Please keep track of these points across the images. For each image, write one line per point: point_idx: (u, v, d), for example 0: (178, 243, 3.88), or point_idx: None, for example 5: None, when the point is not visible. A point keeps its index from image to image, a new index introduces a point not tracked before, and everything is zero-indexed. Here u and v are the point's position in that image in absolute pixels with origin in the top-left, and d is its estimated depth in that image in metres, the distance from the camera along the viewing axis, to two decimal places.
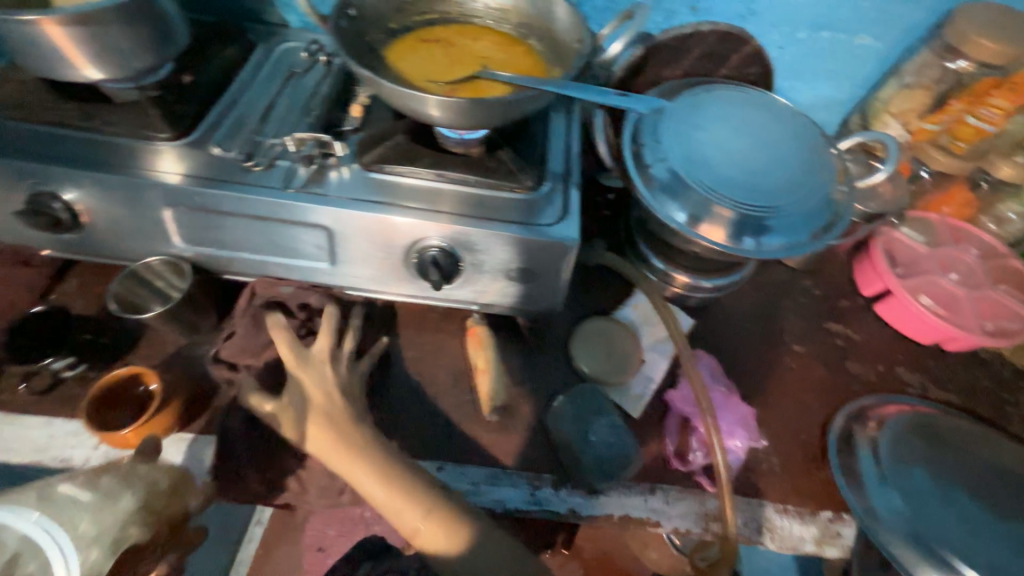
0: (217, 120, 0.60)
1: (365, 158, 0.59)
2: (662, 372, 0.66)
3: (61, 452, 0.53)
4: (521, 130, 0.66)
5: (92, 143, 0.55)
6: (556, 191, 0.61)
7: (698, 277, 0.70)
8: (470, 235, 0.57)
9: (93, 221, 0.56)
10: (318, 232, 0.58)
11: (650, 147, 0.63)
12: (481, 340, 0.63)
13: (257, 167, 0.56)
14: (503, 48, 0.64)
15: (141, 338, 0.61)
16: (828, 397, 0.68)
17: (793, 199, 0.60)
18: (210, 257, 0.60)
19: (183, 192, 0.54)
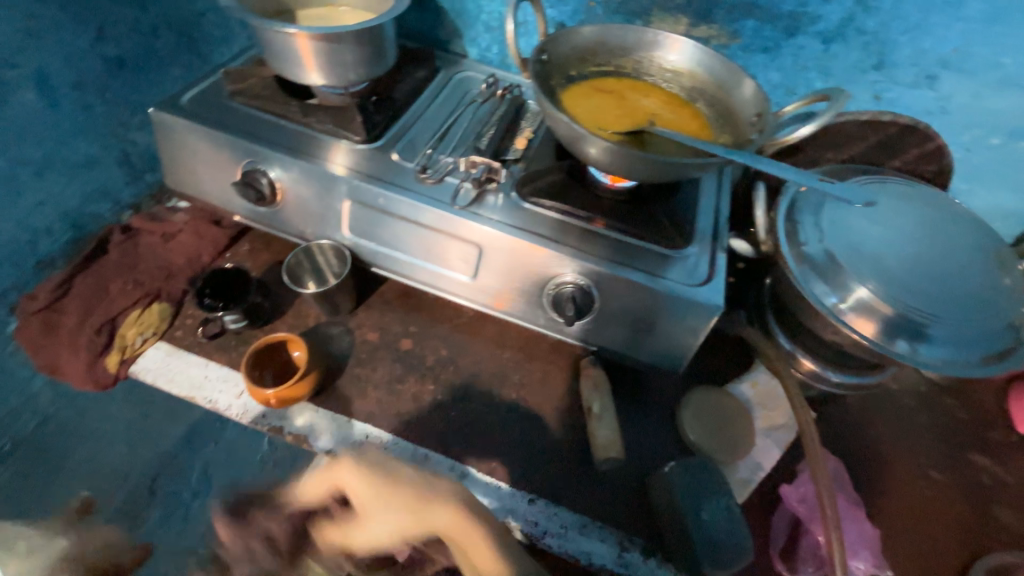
0: (400, 132, 0.68)
1: (524, 187, 0.62)
2: (774, 462, 0.62)
3: (211, 393, 0.60)
4: (672, 188, 0.66)
5: (304, 135, 0.64)
6: (700, 254, 0.61)
7: (827, 368, 0.66)
8: (613, 279, 0.58)
9: (284, 200, 0.65)
10: (467, 246, 0.61)
11: (807, 226, 0.61)
12: (597, 383, 0.62)
13: (429, 179, 0.62)
14: (672, 108, 0.66)
15: (289, 307, 0.68)
16: (965, 540, 0.60)
17: (966, 312, 0.55)
18: (364, 249, 0.65)
19: (366, 189, 0.61)
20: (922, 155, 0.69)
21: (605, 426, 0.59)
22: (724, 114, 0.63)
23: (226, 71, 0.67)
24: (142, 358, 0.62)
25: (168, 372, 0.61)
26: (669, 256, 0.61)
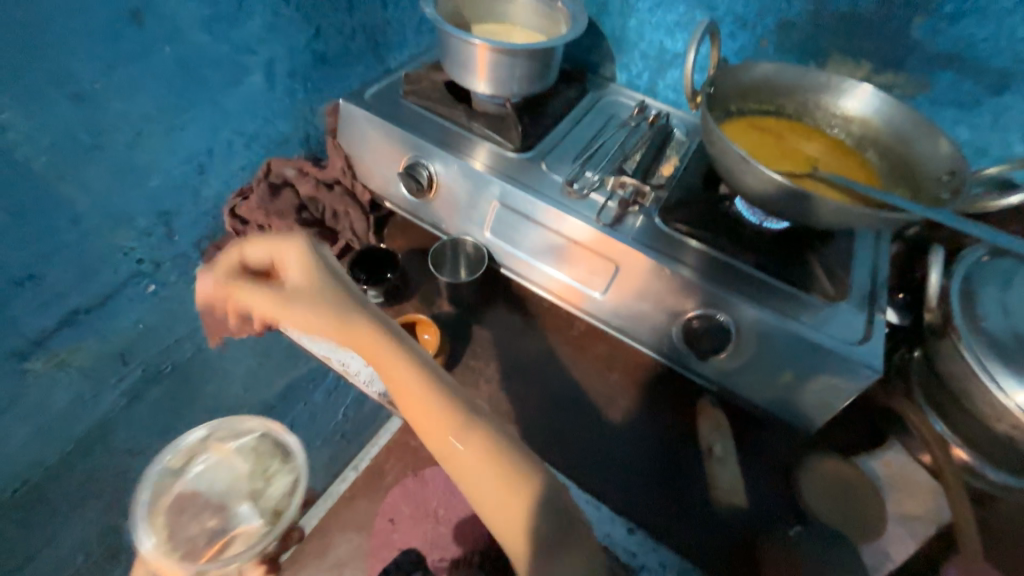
0: (551, 144, 0.71)
1: (669, 214, 0.62)
2: (906, 556, 0.56)
3: (344, 357, 0.66)
4: (825, 236, 0.63)
5: (464, 138, 0.69)
6: (851, 309, 0.57)
7: (982, 460, 0.58)
8: (755, 321, 0.57)
9: (436, 194, 0.70)
10: (604, 262, 0.62)
11: (987, 299, 0.55)
12: (718, 422, 0.61)
13: (576, 192, 0.64)
14: (837, 155, 0.63)
15: (418, 291, 0.73)
16: None
17: None
18: (500, 250, 0.69)
19: (515, 194, 0.64)
20: None
21: (726, 474, 0.57)
22: (900, 167, 0.59)
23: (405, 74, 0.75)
24: None
25: None
26: (820, 308, 0.57)
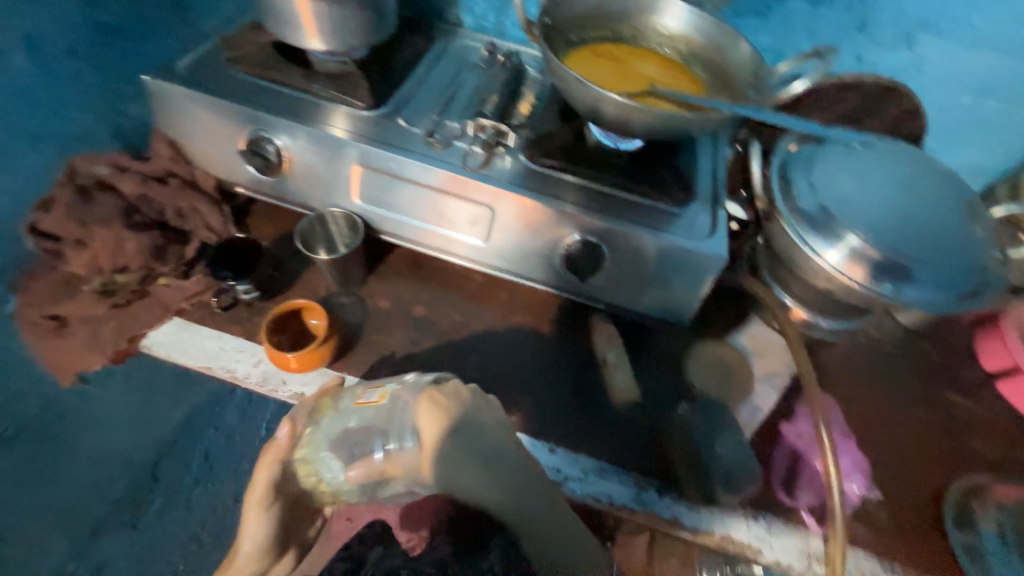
0: (405, 98, 0.68)
1: (533, 151, 0.63)
2: (772, 403, 0.66)
3: (228, 363, 0.61)
4: (673, 149, 0.68)
5: (308, 103, 0.63)
6: (702, 211, 0.64)
7: (816, 315, 0.71)
8: (623, 235, 0.60)
9: (290, 168, 0.64)
10: (481, 210, 0.62)
11: (801, 181, 0.65)
12: (611, 336, 0.66)
13: (439, 144, 0.62)
14: (670, 71, 0.68)
15: (299, 279, 0.68)
16: (950, 465, 0.65)
17: (942, 256, 0.60)
18: (375, 216, 0.66)
19: (376, 154, 0.61)
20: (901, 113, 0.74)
21: (621, 377, 0.62)
22: (720, 75, 0.66)
23: (222, 38, 0.66)
24: (154, 331, 0.62)
25: (183, 345, 0.61)
26: (674, 213, 0.63)
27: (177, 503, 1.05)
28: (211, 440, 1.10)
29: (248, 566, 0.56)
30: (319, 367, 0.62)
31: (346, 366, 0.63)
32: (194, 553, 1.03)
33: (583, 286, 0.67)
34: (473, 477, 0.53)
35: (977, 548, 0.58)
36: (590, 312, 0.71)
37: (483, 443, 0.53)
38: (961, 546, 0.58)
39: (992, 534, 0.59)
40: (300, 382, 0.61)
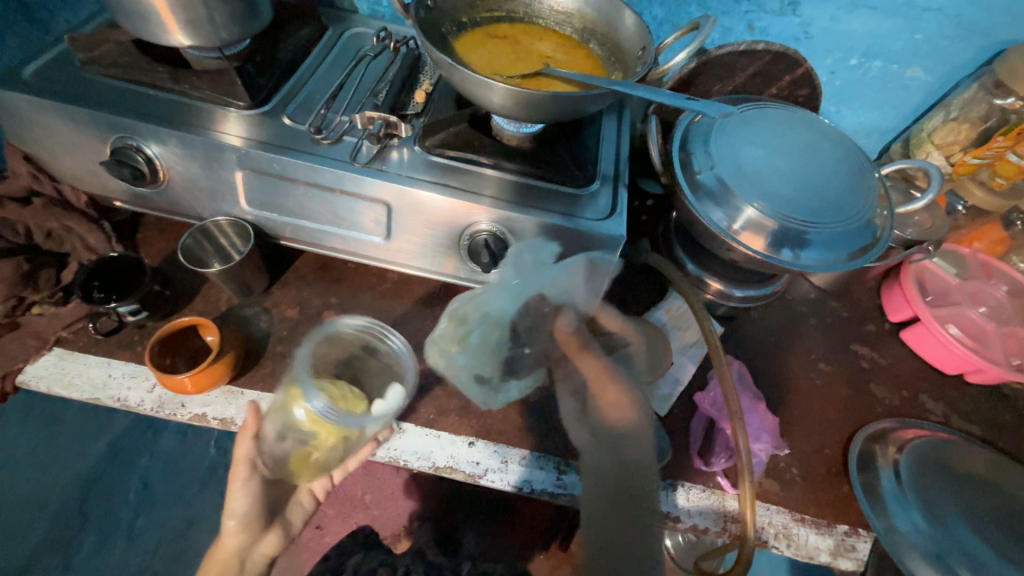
0: (290, 94, 0.64)
1: (427, 141, 0.61)
2: (689, 375, 0.68)
3: (118, 392, 0.57)
4: (575, 128, 0.67)
5: (179, 105, 0.59)
6: (605, 190, 0.63)
7: (730, 285, 0.72)
8: (523, 223, 0.59)
9: (169, 177, 0.60)
10: (377, 206, 0.59)
11: (699, 156, 0.66)
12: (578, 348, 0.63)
13: (327, 140, 0.59)
14: (567, 49, 0.67)
15: (197, 294, 0.65)
16: (852, 416, 0.70)
17: (836, 218, 0.61)
18: (271, 222, 0.63)
19: (255, 156, 0.57)
20: (796, 80, 0.76)
21: (650, 352, 0.65)
22: (614, 51, 0.65)
23: (69, 36, 0.59)
24: (30, 365, 0.57)
25: (64, 377, 0.57)
26: (575, 194, 0.62)
27: (119, 537, 1.02)
28: (147, 467, 1.09)
29: (238, 531, 0.62)
30: (222, 385, 0.59)
31: (252, 381, 0.60)
32: None
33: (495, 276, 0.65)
34: (619, 408, 0.61)
35: (876, 490, 0.62)
36: None
37: (638, 406, 0.61)
38: (861, 488, 0.62)
39: (890, 476, 0.63)
40: (201, 403, 0.58)
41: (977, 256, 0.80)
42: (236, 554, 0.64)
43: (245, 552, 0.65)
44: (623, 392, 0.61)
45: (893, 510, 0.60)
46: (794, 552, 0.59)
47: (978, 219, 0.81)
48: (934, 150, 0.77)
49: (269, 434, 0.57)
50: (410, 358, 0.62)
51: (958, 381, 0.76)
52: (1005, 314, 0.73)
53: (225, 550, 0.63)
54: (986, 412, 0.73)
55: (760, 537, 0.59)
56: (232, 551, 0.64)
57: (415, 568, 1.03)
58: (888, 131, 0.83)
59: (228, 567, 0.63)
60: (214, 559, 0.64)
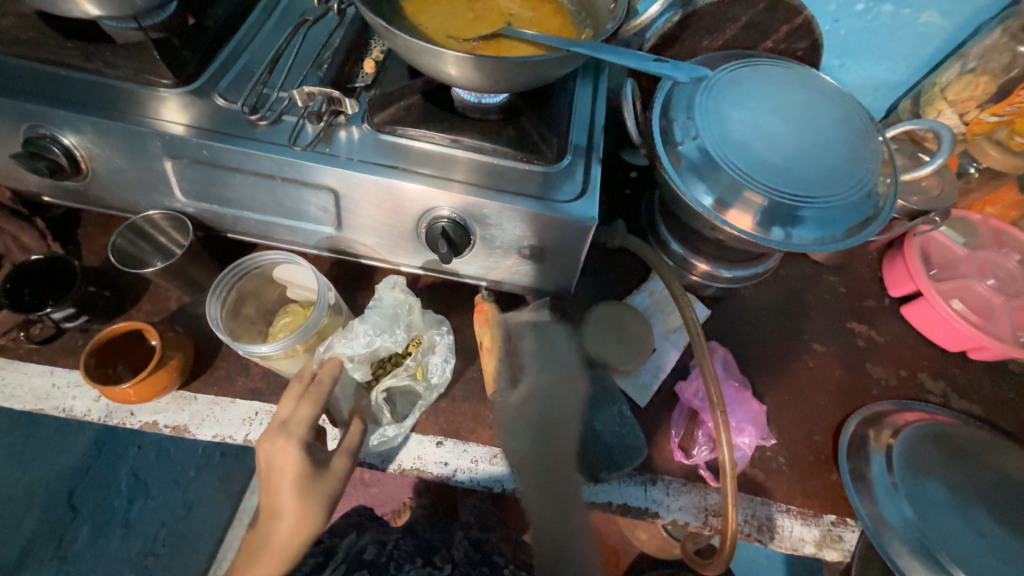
0: (222, 68, 0.57)
1: (376, 118, 0.55)
2: (673, 362, 0.65)
3: (63, 402, 0.54)
4: (545, 95, 0.60)
5: (95, 86, 0.53)
6: (576, 166, 0.57)
7: (717, 265, 0.67)
8: (484, 207, 0.53)
9: (94, 169, 0.55)
10: (325, 194, 0.54)
11: (681, 124, 0.60)
12: (489, 317, 0.61)
13: (263, 121, 0.53)
14: (532, 5, 0.59)
15: (144, 294, 0.61)
16: (845, 400, 0.66)
17: (833, 191, 0.55)
18: (213, 214, 0.58)
19: (184, 142, 0.51)
20: (794, 31, 0.68)
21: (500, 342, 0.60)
22: (585, 5, 0.57)
23: None
24: None
25: (4, 388, 0.54)
26: (544, 172, 0.55)
27: (115, 524, 1.03)
28: (136, 458, 1.09)
29: (295, 529, 0.49)
30: (172, 391, 0.56)
31: (207, 384, 0.57)
32: (150, 566, 1.03)
33: (460, 265, 0.60)
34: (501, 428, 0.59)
35: (866, 477, 0.59)
36: (479, 291, 0.66)
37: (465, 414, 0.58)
38: (849, 475, 0.60)
39: (881, 462, 0.60)
40: (151, 411, 0.55)
41: (989, 222, 0.74)
42: (295, 541, 0.49)
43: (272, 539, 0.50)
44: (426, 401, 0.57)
45: (881, 500, 0.58)
46: (778, 544, 0.57)
47: (992, 183, 0.75)
48: (947, 108, 0.70)
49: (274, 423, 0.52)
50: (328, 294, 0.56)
51: (961, 358, 0.71)
52: (1016, 287, 0.67)
53: (280, 540, 0.49)
54: (988, 390, 0.69)
55: (742, 530, 0.56)
56: (287, 547, 0.49)
57: (404, 543, 0.81)
58: (896, 86, 0.76)
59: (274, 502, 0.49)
60: (273, 542, 0.49)
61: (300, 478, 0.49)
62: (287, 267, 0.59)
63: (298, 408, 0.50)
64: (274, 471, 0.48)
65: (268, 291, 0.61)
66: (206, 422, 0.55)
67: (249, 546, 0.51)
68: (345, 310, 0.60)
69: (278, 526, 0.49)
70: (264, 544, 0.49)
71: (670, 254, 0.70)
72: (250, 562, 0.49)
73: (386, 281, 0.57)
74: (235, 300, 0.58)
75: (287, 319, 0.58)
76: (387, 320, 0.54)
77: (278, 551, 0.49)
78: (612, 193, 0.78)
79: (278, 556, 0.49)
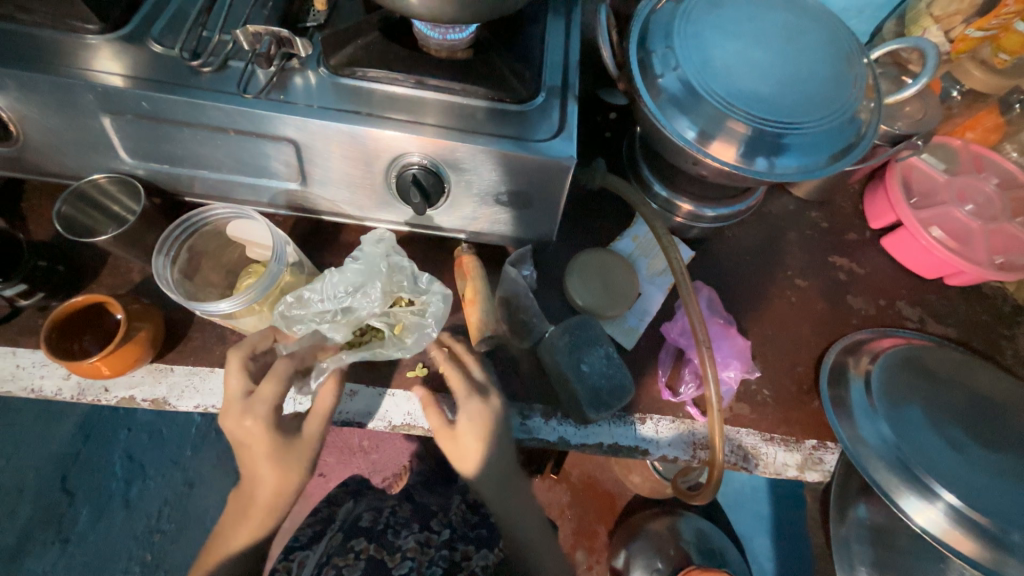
0: (155, 10, 0.51)
1: (333, 60, 0.50)
2: (659, 304, 0.65)
3: (31, 382, 0.52)
4: (515, 28, 0.56)
5: (11, 34, 0.47)
6: (552, 103, 0.53)
7: (701, 205, 0.65)
8: (456, 151, 0.50)
9: (26, 133, 0.50)
10: (285, 146, 0.50)
11: (660, 54, 0.56)
12: (470, 269, 0.59)
13: (207, 68, 0.48)
14: None
15: (103, 266, 0.58)
16: (827, 331, 0.67)
17: (818, 116, 0.53)
18: (167, 176, 0.54)
19: (121, 94, 0.46)
20: None
21: (484, 296, 0.59)
22: None
23: None
24: None
25: None
26: (518, 111, 0.52)
27: (115, 506, 1.03)
28: (128, 440, 1.08)
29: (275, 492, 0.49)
30: (146, 364, 0.54)
31: (182, 356, 0.55)
32: (158, 542, 1.03)
33: (437, 216, 0.58)
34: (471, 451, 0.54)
35: (845, 402, 0.61)
36: (459, 245, 0.64)
37: (494, 451, 0.53)
38: (829, 402, 0.62)
39: (860, 388, 0.61)
40: (126, 385, 0.53)
41: (969, 147, 0.74)
42: (278, 501, 0.50)
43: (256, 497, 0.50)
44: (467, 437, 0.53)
45: (861, 423, 0.60)
46: (763, 470, 0.59)
47: (973, 106, 0.74)
48: (932, 25, 0.68)
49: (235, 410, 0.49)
50: (281, 244, 0.53)
51: (938, 285, 0.72)
52: (993, 210, 0.68)
53: (261, 499, 0.49)
54: (963, 314, 0.71)
55: (728, 460, 0.58)
56: (270, 504, 0.50)
57: (401, 509, 0.83)
58: (879, 8, 0.74)
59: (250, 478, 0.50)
60: (255, 501, 0.50)
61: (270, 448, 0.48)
62: (237, 221, 0.55)
63: (261, 389, 0.48)
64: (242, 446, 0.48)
65: (226, 251, 0.58)
66: (186, 393, 0.54)
67: (234, 506, 0.52)
68: (309, 268, 0.58)
69: (256, 504, 0.50)
70: (248, 503, 0.50)
71: (653, 197, 0.68)
72: (237, 518, 0.51)
73: (367, 236, 0.55)
74: (186, 257, 0.55)
75: (247, 276, 0.56)
76: (364, 275, 0.52)
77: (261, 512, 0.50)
78: (592, 137, 0.75)
79: (261, 513, 0.50)
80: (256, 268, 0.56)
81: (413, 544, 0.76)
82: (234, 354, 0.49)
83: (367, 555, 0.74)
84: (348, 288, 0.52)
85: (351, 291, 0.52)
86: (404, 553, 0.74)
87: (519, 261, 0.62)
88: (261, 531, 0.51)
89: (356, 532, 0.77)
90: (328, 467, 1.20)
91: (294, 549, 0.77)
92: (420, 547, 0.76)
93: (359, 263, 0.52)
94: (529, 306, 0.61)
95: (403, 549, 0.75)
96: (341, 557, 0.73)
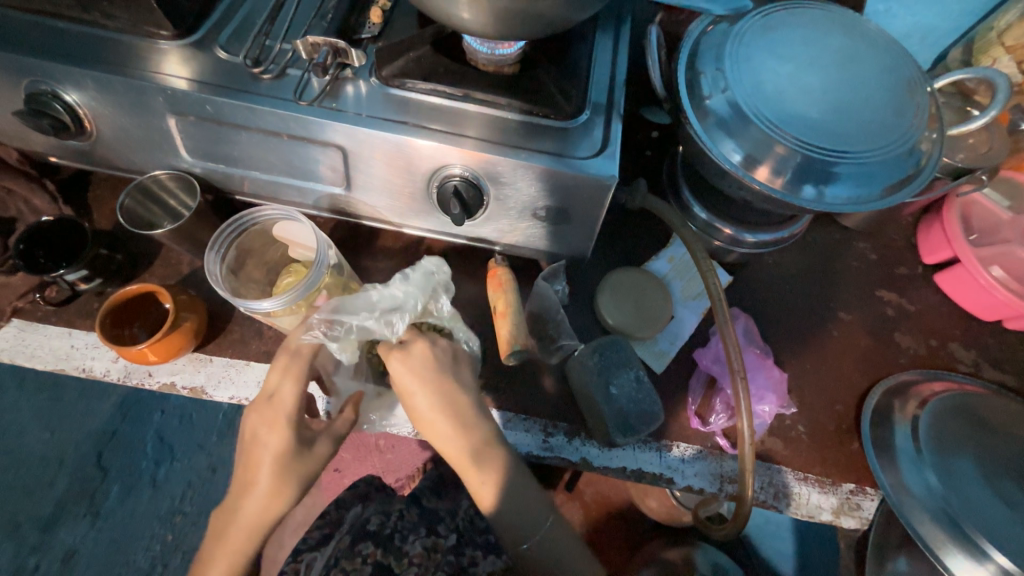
0: (223, 19, 0.54)
1: (385, 71, 0.51)
2: (692, 329, 0.64)
3: (83, 362, 0.55)
4: (562, 45, 0.56)
5: (94, 38, 0.51)
6: (595, 122, 0.53)
7: (740, 229, 0.63)
8: (498, 165, 0.50)
9: (99, 129, 0.54)
10: (332, 151, 0.52)
11: (710, 75, 0.56)
12: (501, 282, 0.59)
13: (268, 76, 0.50)
14: None
15: (156, 257, 0.61)
16: (871, 370, 0.64)
17: (874, 145, 0.51)
18: (222, 174, 0.57)
19: (187, 97, 0.49)
20: None
21: (513, 309, 0.58)
22: None
23: None
24: None
25: (25, 348, 0.55)
26: (561, 128, 0.52)
27: (142, 485, 1.07)
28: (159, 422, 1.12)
29: (265, 506, 0.48)
30: (188, 353, 0.56)
31: (222, 347, 0.57)
32: (178, 525, 1.06)
33: (473, 226, 0.58)
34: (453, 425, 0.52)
35: (888, 446, 0.58)
36: (493, 256, 0.64)
37: (469, 426, 0.52)
38: (871, 445, 0.59)
39: (906, 432, 0.58)
40: (169, 372, 0.56)
41: None
42: (263, 517, 0.48)
43: (237, 511, 0.49)
44: (426, 407, 0.52)
45: (906, 469, 0.56)
46: (796, 511, 0.56)
47: None
48: (1004, 55, 0.65)
49: (262, 397, 0.49)
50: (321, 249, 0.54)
51: (997, 328, 0.68)
52: None
53: (246, 513, 0.48)
54: None
55: (759, 497, 0.56)
56: (256, 521, 0.48)
57: (411, 513, 0.82)
58: (945, 33, 0.72)
59: (241, 486, 0.49)
60: (241, 517, 0.48)
61: (281, 455, 0.48)
62: (282, 223, 0.57)
63: (282, 386, 0.49)
64: (257, 443, 0.48)
65: (269, 250, 0.60)
66: (224, 385, 0.56)
67: (216, 523, 0.50)
68: (348, 270, 0.59)
69: (237, 519, 0.48)
70: (231, 519, 0.49)
71: (692, 218, 0.67)
72: (220, 539, 0.49)
73: (423, 263, 0.53)
74: (232, 253, 0.57)
75: (287, 274, 0.58)
76: (402, 299, 0.51)
77: (243, 532, 0.48)
78: (633, 154, 0.74)
79: (243, 532, 0.48)
80: (296, 268, 0.58)
81: (420, 549, 0.78)
82: (280, 354, 0.50)
83: (374, 560, 0.75)
84: (375, 312, 0.49)
85: (381, 315, 0.50)
86: (410, 559, 0.76)
87: (550, 276, 0.62)
88: (240, 554, 0.49)
89: (362, 536, 0.78)
90: (343, 464, 1.22)
91: (301, 552, 0.79)
92: (426, 553, 0.77)
93: (397, 290, 0.51)
94: (560, 321, 0.61)
95: (410, 556, 0.77)
96: (348, 560, 0.75)
